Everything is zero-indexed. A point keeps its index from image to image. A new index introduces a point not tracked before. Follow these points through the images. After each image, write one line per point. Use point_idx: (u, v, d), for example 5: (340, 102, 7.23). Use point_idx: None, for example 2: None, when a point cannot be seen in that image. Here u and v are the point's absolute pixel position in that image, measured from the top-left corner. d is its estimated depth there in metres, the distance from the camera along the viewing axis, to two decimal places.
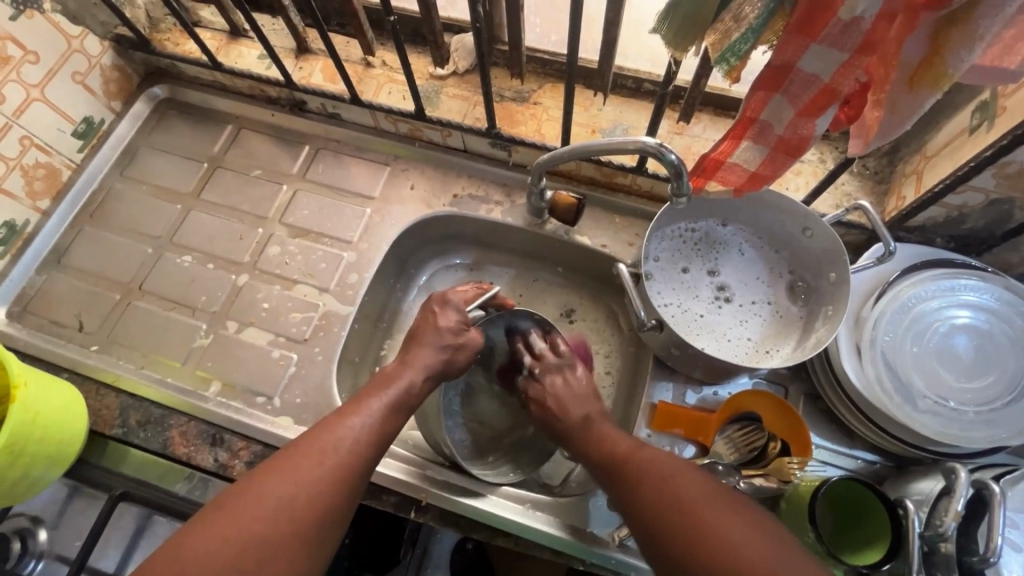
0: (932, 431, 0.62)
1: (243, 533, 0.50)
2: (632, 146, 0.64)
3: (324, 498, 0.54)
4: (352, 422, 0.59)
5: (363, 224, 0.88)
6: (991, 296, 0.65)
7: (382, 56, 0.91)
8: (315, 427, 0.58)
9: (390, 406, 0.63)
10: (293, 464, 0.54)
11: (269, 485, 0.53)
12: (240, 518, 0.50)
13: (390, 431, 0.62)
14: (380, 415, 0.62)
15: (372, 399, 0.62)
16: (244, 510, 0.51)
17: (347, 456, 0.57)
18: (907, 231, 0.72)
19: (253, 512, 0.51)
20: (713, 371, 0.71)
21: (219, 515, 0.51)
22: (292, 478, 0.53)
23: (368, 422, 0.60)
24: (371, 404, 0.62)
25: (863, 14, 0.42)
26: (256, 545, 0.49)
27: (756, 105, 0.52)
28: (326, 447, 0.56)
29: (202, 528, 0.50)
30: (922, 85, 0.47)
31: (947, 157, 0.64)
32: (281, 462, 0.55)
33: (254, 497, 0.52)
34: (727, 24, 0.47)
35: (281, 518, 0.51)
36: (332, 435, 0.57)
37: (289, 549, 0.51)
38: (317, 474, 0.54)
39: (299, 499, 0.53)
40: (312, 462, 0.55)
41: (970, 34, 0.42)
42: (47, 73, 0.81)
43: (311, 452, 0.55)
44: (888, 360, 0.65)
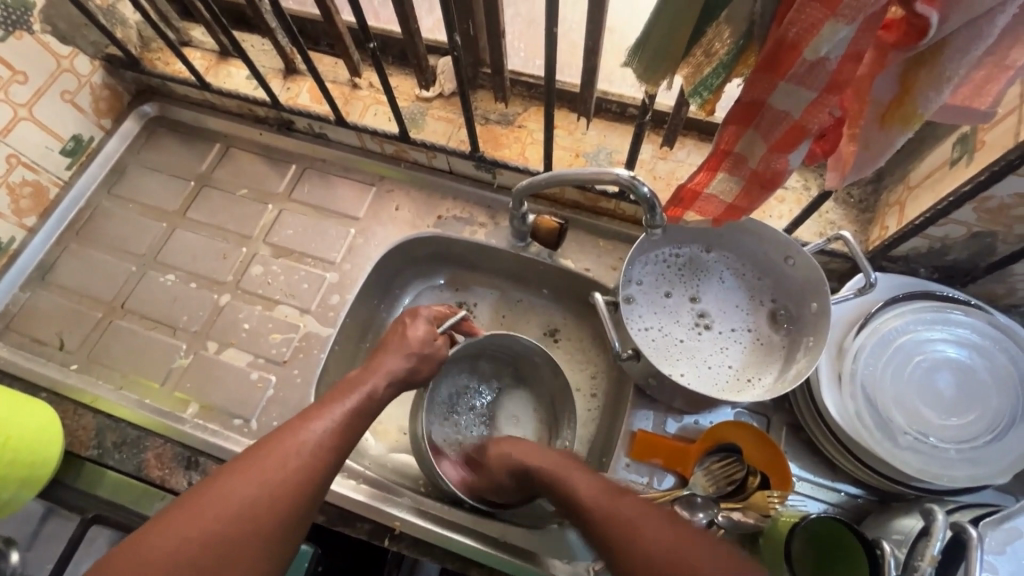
0: (914, 469, 0.60)
1: (204, 533, 0.49)
2: (607, 176, 0.64)
3: (288, 498, 0.53)
4: (316, 425, 0.58)
5: (347, 245, 0.88)
6: (973, 330, 0.64)
7: (369, 78, 0.91)
8: (278, 430, 0.57)
9: (355, 412, 0.61)
10: (255, 466, 0.53)
11: (231, 486, 0.52)
12: (203, 520, 0.50)
13: (353, 438, 0.60)
14: (344, 419, 0.60)
15: (341, 413, 0.60)
16: (207, 509, 0.50)
17: (310, 459, 0.55)
18: (890, 261, 0.71)
19: (216, 512, 0.50)
20: (692, 400, 0.70)
21: (179, 514, 0.50)
22: (256, 478, 0.52)
23: (333, 425, 0.59)
24: (336, 407, 0.61)
25: (829, 54, 0.41)
26: (215, 548, 0.49)
27: (729, 138, 0.52)
28: (290, 450, 0.55)
29: (163, 525, 0.49)
30: (894, 123, 0.46)
31: (929, 189, 0.63)
32: (246, 462, 0.54)
33: (216, 498, 0.51)
34: (698, 58, 0.47)
35: (242, 520, 0.50)
36: (296, 437, 0.56)
37: (251, 550, 0.50)
38: (280, 477, 0.53)
39: (261, 499, 0.52)
40: (275, 464, 0.54)
41: (938, 75, 0.42)
42: (35, 93, 0.82)
43: (276, 453, 0.54)
44: (868, 393, 0.63)
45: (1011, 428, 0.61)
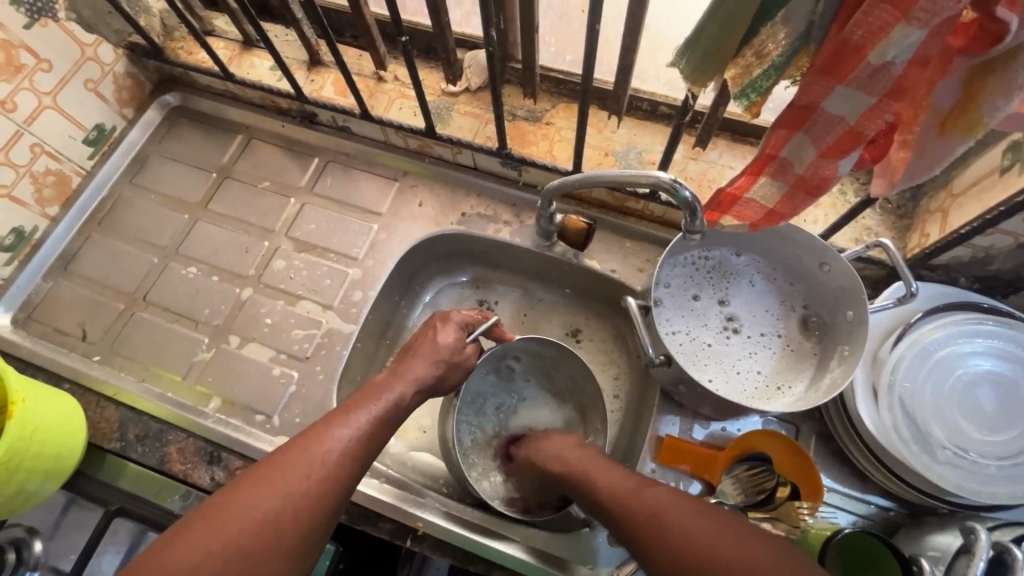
0: (951, 484, 0.59)
1: (228, 544, 0.48)
2: (645, 178, 0.62)
3: (310, 511, 0.52)
4: (339, 432, 0.57)
5: (369, 241, 0.87)
6: (1014, 343, 0.62)
7: (394, 71, 0.89)
8: (302, 436, 0.56)
9: (379, 419, 0.61)
10: (280, 476, 0.53)
11: (255, 495, 0.51)
12: (228, 531, 0.49)
13: (376, 445, 0.60)
14: (368, 427, 0.59)
15: (362, 414, 0.60)
16: (230, 522, 0.49)
17: (333, 470, 0.55)
18: (930, 270, 0.69)
19: (239, 520, 0.49)
20: (721, 407, 0.69)
21: (202, 526, 0.49)
22: (281, 488, 0.52)
23: (355, 435, 0.58)
24: (361, 414, 0.60)
25: (895, 59, 0.39)
26: (239, 561, 0.48)
27: (776, 143, 0.50)
28: (315, 459, 0.54)
29: (186, 537, 0.48)
30: (954, 131, 0.44)
31: (975, 197, 0.61)
32: (270, 471, 0.53)
33: (239, 508, 0.50)
34: (749, 59, 0.45)
35: (267, 531, 0.50)
36: (320, 446, 0.55)
37: (272, 563, 0.49)
38: (306, 487, 0.53)
39: (287, 511, 0.51)
40: (300, 474, 0.53)
41: (1009, 83, 0.40)
42: (60, 81, 0.81)
43: (300, 462, 0.54)
44: (907, 406, 0.62)
45: None
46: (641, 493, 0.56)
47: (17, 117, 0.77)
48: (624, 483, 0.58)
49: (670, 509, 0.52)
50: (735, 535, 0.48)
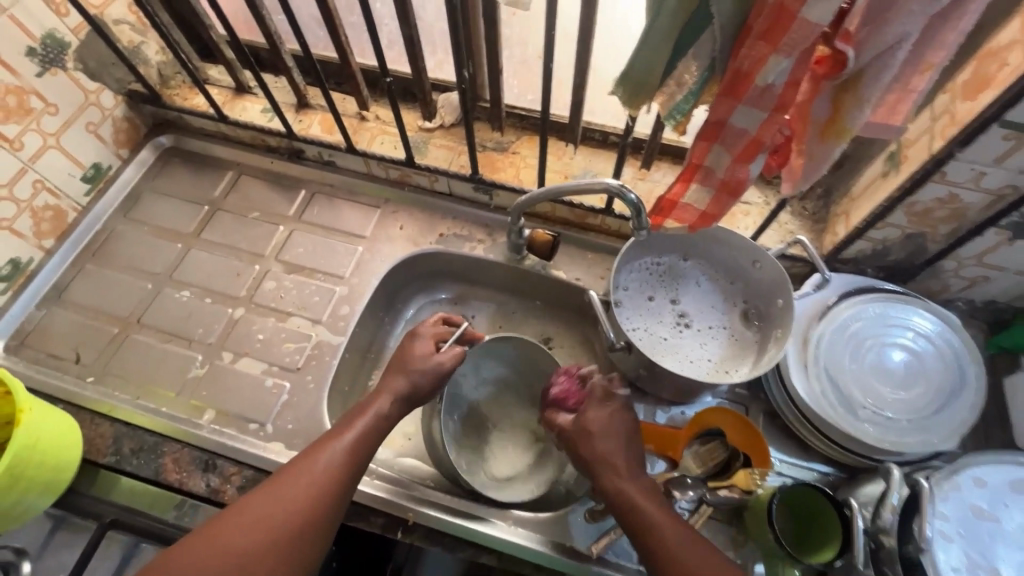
0: (872, 439, 0.69)
1: (236, 547, 0.56)
2: (598, 186, 0.73)
3: (306, 519, 0.59)
4: (334, 447, 0.65)
5: (355, 261, 0.94)
6: (914, 316, 0.74)
7: (376, 111, 1.00)
8: (302, 452, 0.64)
9: (370, 432, 0.68)
10: (281, 486, 0.60)
11: (259, 504, 0.59)
12: (236, 536, 0.57)
13: (367, 457, 0.66)
14: (359, 442, 0.66)
15: (351, 425, 0.67)
16: (238, 528, 0.57)
17: (326, 481, 0.62)
18: (843, 262, 0.82)
19: (243, 531, 0.57)
20: (679, 390, 0.78)
21: (214, 532, 0.57)
22: (280, 500, 0.59)
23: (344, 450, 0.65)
24: (351, 431, 0.67)
25: (773, 82, 0.51)
26: (246, 560, 0.56)
27: (699, 154, 0.62)
28: (310, 472, 0.62)
29: (203, 539, 0.57)
30: (831, 137, 0.56)
31: (868, 198, 0.75)
32: (273, 482, 0.61)
33: (247, 513, 0.58)
34: (672, 87, 0.58)
35: (269, 534, 0.58)
36: (316, 459, 0.63)
37: (273, 563, 0.57)
38: (302, 497, 0.60)
39: (285, 518, 0.59)
40: (297, 484, 0.61)
41: (859, 98, 0.52)
42: (64, 124, 0.88)
43: (299, 473, 0.61)
44: (831, 374, 0.72)
45: (952, 399, 0.70)
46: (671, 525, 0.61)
47: (22, 155, 0.84)
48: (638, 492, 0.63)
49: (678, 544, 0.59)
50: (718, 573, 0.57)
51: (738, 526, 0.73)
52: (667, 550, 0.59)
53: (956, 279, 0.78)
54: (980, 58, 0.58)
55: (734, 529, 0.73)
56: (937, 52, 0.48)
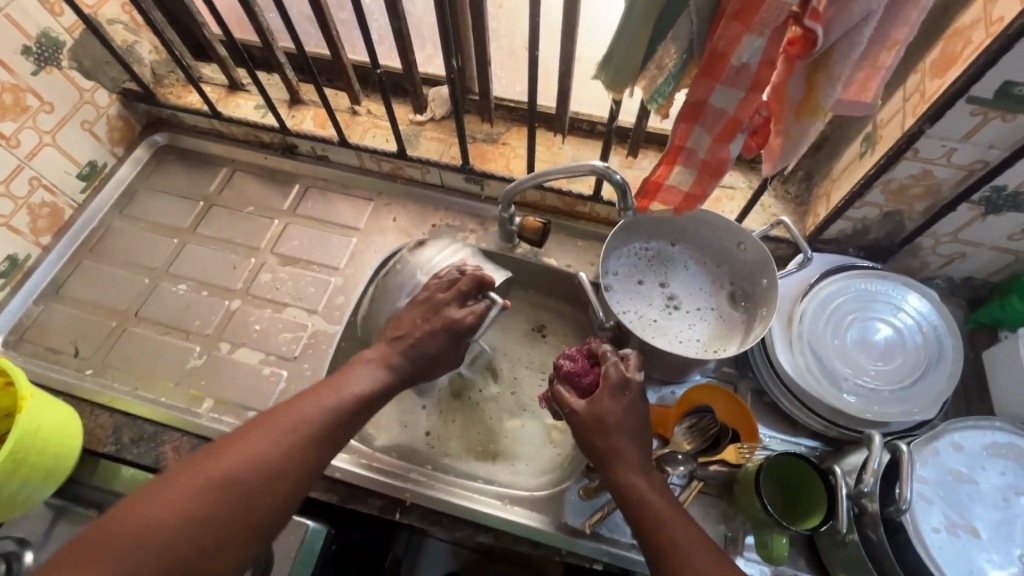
0: (855, 410, 0.71)
1: (218, 485, 0.54)
2: (585, 168, 0.74)
3: (293, 464, 0.58)
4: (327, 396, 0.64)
5: (349, 252, 0.96)
6: (893, 290, 0.76)
7: (368, 106, 1.02)
8: (294, 399, 0.63)
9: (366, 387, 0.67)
10: (269, 429, 0.59)
11: (244, 446, 0.57)
12: (220, 472, 0.55)
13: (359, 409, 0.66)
14: (354, 394, 0.65)
15: (346, 380, 0.66)
16: (223, 465, 0.56)
17: (317, 428, 0.61)
18: (824, 243, 0.84)
19: (226, 470, 0.55)
20: (669, 368, 0.80)
21: (197, 468, 0.55)
22: (268, 442, 0.58)
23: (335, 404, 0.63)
24: (344, 385, 0.65)
25: (748, 61, 0.53)
26: (228, 500, 0.54)
27: (681, 135, 0.64)
28: (302, 418, 0.61)
29: (185, 474, 0.55)
30: (806, 115, 0.59)
31: (846, 178, 0.77)
32: (262, 425, 0.60)
33: (232, 453, 0.57)
34: (653, 71, 0.60)
35: (253, 474, 0.56)
36: (307, 407, 0.62)
37: (256, 504, 0.55)
38: (292, 440, 0.59)
39: (272, 459, 0.57)
40: (287, 428, 0.60)
41: (831, 76, 0.54)
42: (59, 121, 0.90)
43: (290, 418, 0.60)
44: (814, 348, 0.74)
45: (931, 370, 0.72)
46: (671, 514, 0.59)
47: (19, 152, 0.85)
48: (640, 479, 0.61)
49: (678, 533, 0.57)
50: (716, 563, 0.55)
51: (729, 500, 0.75)
52: (661, 528, 0.58)
53: (934, 257, 0.81)
54: (947, 38, 0.60)
55: (724, 503, 0.75)
56: (902, 29, 0.51)
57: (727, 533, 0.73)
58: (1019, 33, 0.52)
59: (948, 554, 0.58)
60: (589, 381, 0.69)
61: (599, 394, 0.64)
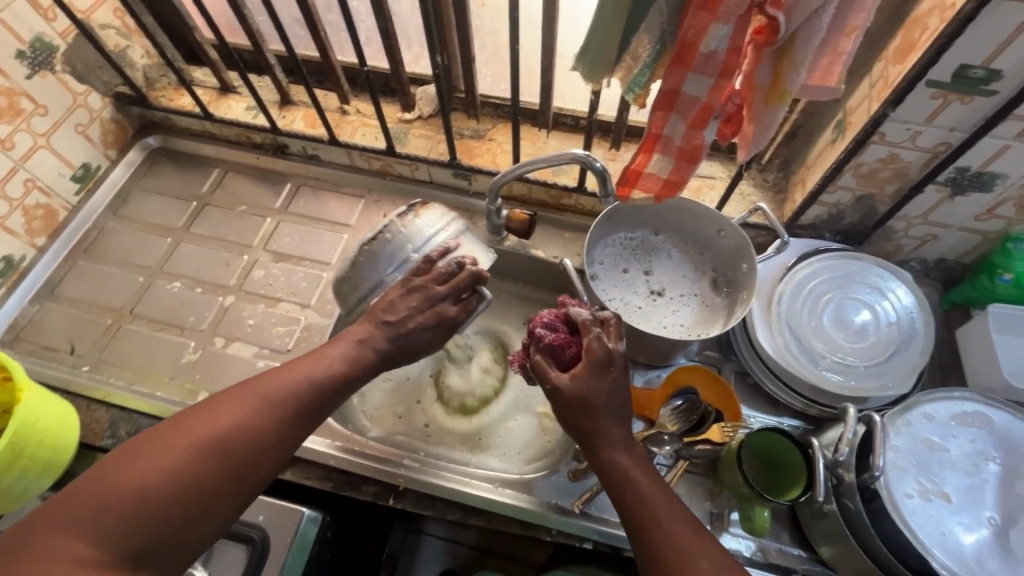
0: (831, 385, 0.73)
1: (204, 439, 0.54)
2: (566, 157, 0.76)
3: (280, 421, 0.58)
4: (314, 358, 0.64)
5: (341, 248, 0.98)
6: (868, 272, 0.79)
7: (357, 105, 1.04)
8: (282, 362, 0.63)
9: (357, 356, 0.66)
10: (258, 387, 0.60)
11: (234, 402, 0.58)
12: (206, 427, 0.55)
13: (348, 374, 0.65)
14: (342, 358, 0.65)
15: (335, 347, 0.66)
16: (209, 421, 0.56)
17: (303, 387, 0.61)
18: (802, 228, 0.87)
19: (212, 424, 0.55)
20: (653, 353, 0.83)
21: (184, 423, 0.55)
22: (256, 398, 0.58)
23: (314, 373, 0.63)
24: (332, 351, 0.66)
25: (715, 49, 0.56)
26: (213, 453, 0.54)
27: (657, 123, 0.66)
28: (289, 378, 0.61)
29: (172, 429, 0.55)
30: (774, 101, 0.61)
31: (820, 164, 0.80)
32: (250, 384, 0.60)
33: (219, 410, 0.57)
34: (628, 62, 0.62)
35: (240, 428, 0.56)
36: (293, 368, 0.62)
37: (241, 458, 0.55)
38: (278, 398, 0.59)
39: (258, 415, 0.58)
40: (275, 386, 0.60)
41: (795, 61, 0.57)
42: (53, 124, 0.91)
43: (277, 378, 0.61)
44: (792, 328, 0.77)
45: (905, 347, 0.75)
46: (652, 491, 0.58)
47: (14, 155, 0.86)
48: (625, 457, 0.60)
49: (659, 510, 0.57)
50: (696, 542, 0.55)
51: (714, 478, 0.77)
52: (647, 507, 0.57)
53: (907, 239, 0.83)
54: (907, 26, 0.63)
55: (710, 481, 0.77)
56: (858, 15, 0.54)
57: (712, 510, 0.75)
58: (969, 17, 0.54)
59: (920, 519, 0.60)
60: (570, 353, 0.66)
61: (582, 367, 0.62)
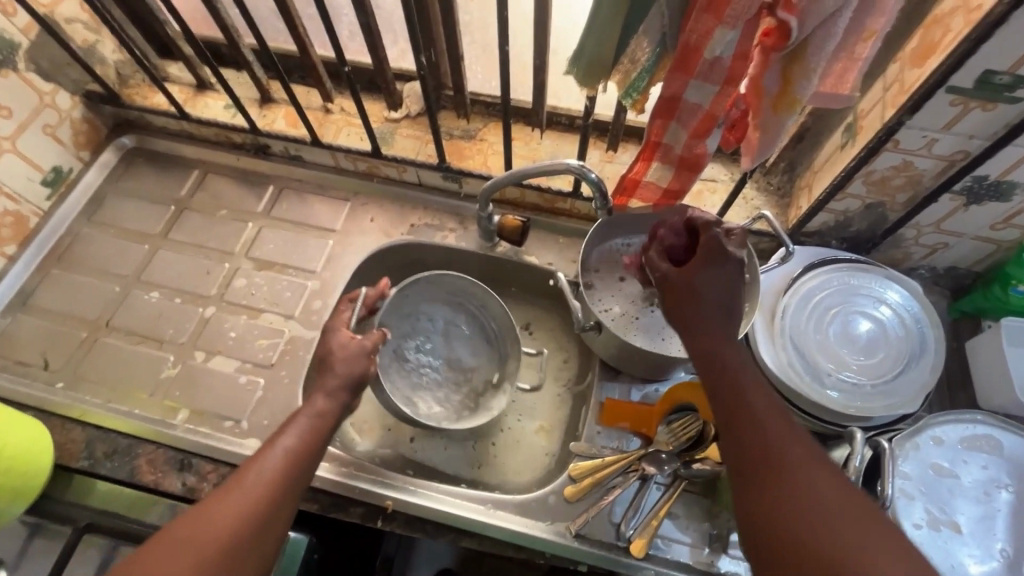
0: (836, 404, 0.70)
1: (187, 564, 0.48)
2: (559, 167, 0.72)
3: (269, 521, 0.54)
4: (290, 440, 0.59)
5: (326, 255, 0.94)
6: (877, 285, 0.75)
7: (340, 103, 0.99)
8: (255, 452, 0.58)
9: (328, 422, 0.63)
10: (239, 487, 0.54)
11: (215, 511, 0.52)
12: (187, 550, 0.49)
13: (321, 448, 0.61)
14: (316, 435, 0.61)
15: (301, 422, 0.62)
16: (189, 541, 0.49)
17: (286, 477, 0.57)
18: (807, 235, 0.83)
19: (195, 544, 0.49)
20: (651, 367, 0.79)
21: (159, 551, 0.49)
22: (239, 502, 0.53)
23: (288, 455, 0.58)
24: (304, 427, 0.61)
25: (721, 54, 0.52)
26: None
27: (657, 130, 0.62)
28: (269, 470, 0.56)
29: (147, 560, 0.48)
30: (783, 108, 0.57)
31: (828, 169, 0.76)
32: (227, 486, 0.54)
33: (199, 525, 0.51)
34: (626, 65, 0.58)
35: (225, 541, 0.50)
36: (271, 458, 0.57)
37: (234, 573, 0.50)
38: (263, 496, 0.54)
39: (245, 521, 0.52)
40: (256, 483, 0.55)
41: (807, 67, 0.52)
42: (19, 126, 0.86)
43: (258, 472, 0.55)
44: (796, 344, 0.73)
45: (913, 364, 0.71)
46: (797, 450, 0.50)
47: None
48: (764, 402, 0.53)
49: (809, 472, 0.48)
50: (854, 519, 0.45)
51: (714, 498, 0.74)
52: (766, 431, 0.51)
53: (917, 247, 0.79)
54: (927, 26, 0.59)
55: (709, 501, 0.75)
56: (878, 19, 0.49)
57: (712, 531, 0.73)
58: (997, 21, 0.50)
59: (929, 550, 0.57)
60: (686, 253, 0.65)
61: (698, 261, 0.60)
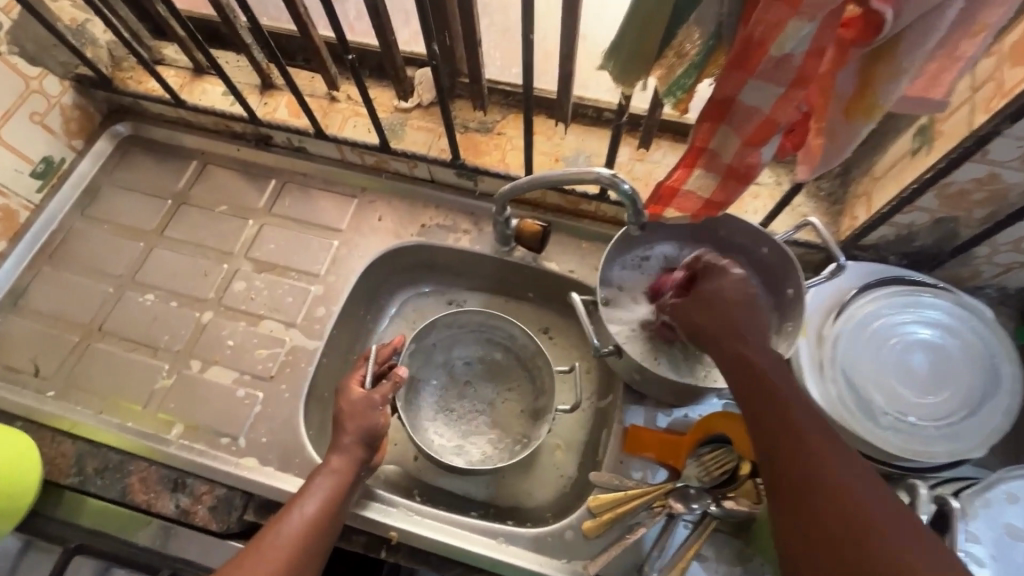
0: (893, 446, 0.62)
1: None
2: (588, 175, 0.65)
3: None
4: (305, 509, 0.58)
5: (330, 257, 0.87)
6: (942, 312, 0.67)
7: (347, 91, 0.91)
8: (269, 525, 0.56)
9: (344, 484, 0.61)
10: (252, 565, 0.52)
11: None
12: None
13: (337, 518, 0.60)
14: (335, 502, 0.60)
15: (320, 483, 0.60)
16: None
17: (301, 551, 0.55)
18: (862, 249, 0.74)
19: None
20: (682, 394, 0.72)
21: None
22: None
23: (304, 528, 0.57)
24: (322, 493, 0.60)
25: (792, 51, 0.43)
26: None
27: (703, 135, 0.53)
28: (284, 545, 0.55)
29: None
30: (857, 115, 0.48)
31: (893, 178, 0.66)
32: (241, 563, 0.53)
33: None
34: (671, 59, 0.49)
35: None
36: (286, 531, 0.56)
37: None
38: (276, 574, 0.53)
39: None
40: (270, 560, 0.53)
41: (895, 68, 0.44)
42: (3, 115, 0.80)
43: (272, 549, 0.54)
44: (848, 376, 0.65)
45: (984, 404, 0.63)
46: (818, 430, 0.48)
47: None
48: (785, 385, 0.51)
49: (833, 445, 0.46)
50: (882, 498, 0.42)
51: (746, 540, 0.68)
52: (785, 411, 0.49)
53: (990, 266, 0.70)
54: None
55: (740, 543, 0.68)
56: (994, 10, 0.40)
57: None
58: None
59: None
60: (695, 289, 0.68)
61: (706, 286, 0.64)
